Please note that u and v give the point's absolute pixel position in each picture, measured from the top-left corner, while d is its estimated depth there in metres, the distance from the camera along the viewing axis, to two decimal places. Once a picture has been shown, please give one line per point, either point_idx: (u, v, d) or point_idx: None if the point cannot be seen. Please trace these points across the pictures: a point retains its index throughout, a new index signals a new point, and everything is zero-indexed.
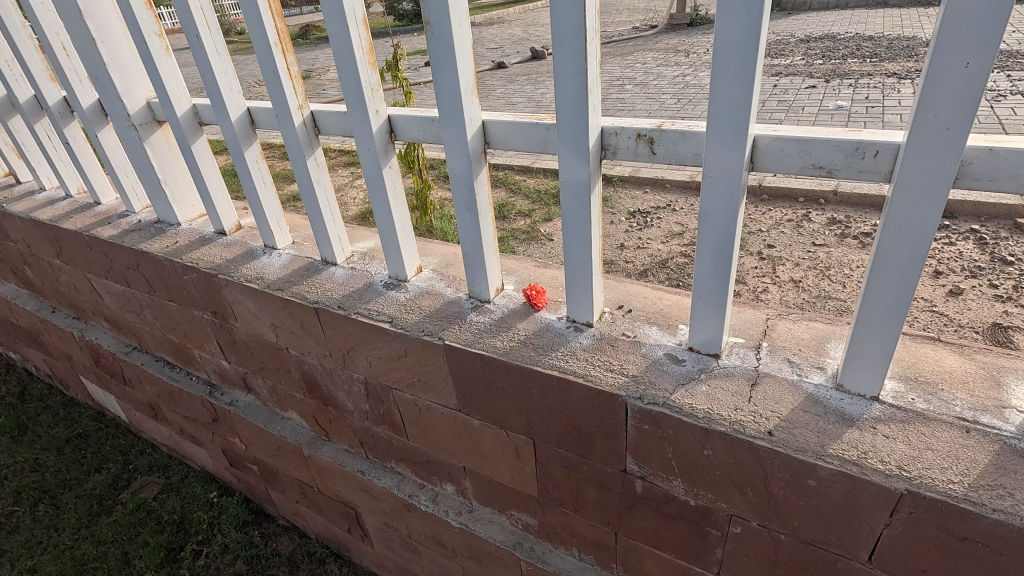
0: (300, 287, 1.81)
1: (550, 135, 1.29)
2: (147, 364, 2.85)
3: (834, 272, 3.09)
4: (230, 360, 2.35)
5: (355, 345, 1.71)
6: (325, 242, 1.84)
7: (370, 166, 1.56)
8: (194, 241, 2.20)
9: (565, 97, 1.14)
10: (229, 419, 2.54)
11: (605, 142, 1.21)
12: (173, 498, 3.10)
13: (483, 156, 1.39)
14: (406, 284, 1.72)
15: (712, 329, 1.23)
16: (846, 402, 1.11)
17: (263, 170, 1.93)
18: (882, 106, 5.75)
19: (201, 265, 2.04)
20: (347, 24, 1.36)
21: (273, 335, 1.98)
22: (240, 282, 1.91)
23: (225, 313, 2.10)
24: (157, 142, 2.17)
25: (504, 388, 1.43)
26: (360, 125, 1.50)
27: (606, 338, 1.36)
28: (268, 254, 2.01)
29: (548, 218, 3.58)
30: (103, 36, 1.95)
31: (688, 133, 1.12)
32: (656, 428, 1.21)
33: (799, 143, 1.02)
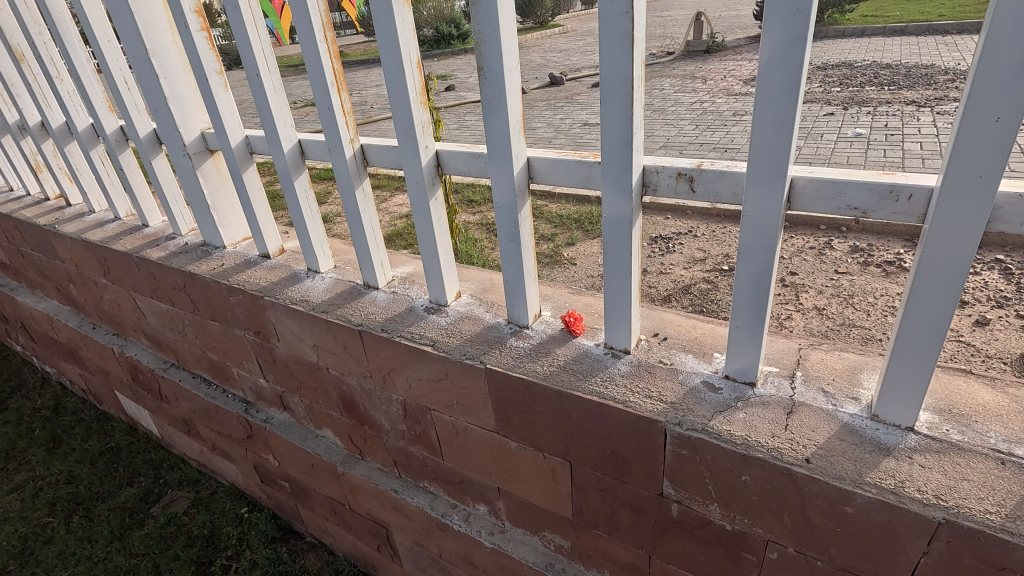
0: (343, 310, 1.89)
1: (593, 172, 1.36)
2: (184, 381, 2.95)
3: (858, 300, 3.13)
4: (268, 379, 2.43)
5: (396, 366, 1.78)
6: (368, 267, 1.93)
7: (416, 197, 1.65)
8: (240, 264, 2.31)
9: (610, 139, 1.22)
10: (263, 436, 2.62)
11: (647, 179, 1.28)
12: (203, 513, 3.17)
13: (527, 190, 1.47)
14: (446, 309, 1.79)
15: (748, 357, 1.27)
16: (882, 431, 1.15)
17: (310, 198, 2.03)
18: (901, 134, 5.80)
19: (247, 288, 2.13)
20: (403, 68, 1.46)
21: (314, 355, 2.06)
22: (286, 305, 2.00)
23: (268, 333, 2.18)
24: (208, 169, 2.29)
25: (543, 412, 1.48)
26: (410, 159, 1.59)
27: (643, 365, 1.42)
28: (311, 277, 2.11)
29: (572, 242, 3.65)
30: (166, 72, 2.09)
31: (728, 173, 1.19)
32: (695, 453, 1.26)
33: (834, 184, 1.08)
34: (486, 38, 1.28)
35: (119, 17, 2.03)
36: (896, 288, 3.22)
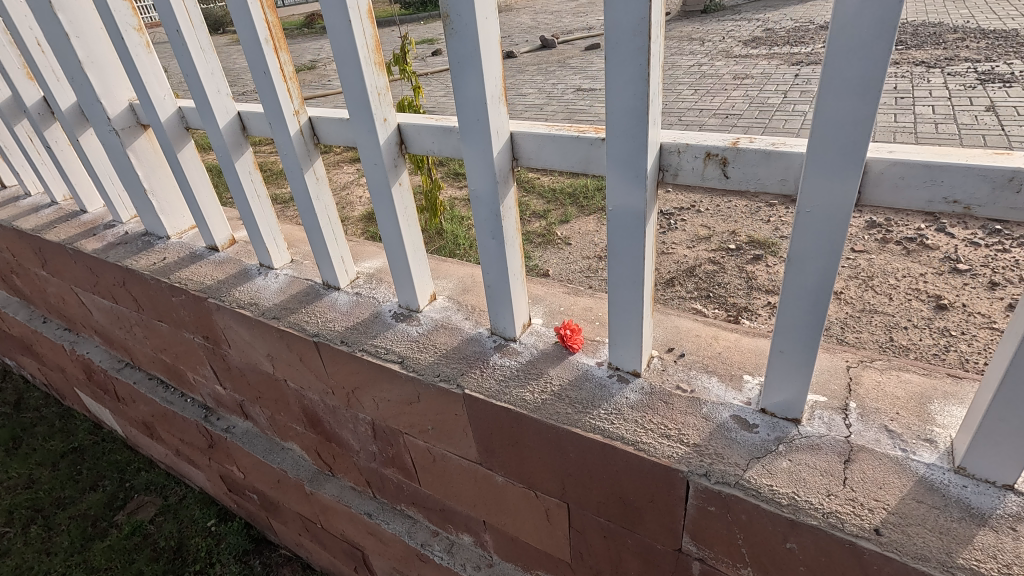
0: (298, 316, 1.60)
1: (594, 151, 1.06)
2: (140, 383, 2.67)
3: (879, 282, 2.85)
4: (225, 386, 2.15)
5: (361, 384, 1.50)
6: (326, 265, 1.63)
7: (376, 182, 1.34)
8: (184, 258, 1.99)
9: (619, 110, 0.92)
10: (225, 447, 2.35)
11: (665, 161, 0.98)
12: (170, 522, 2.93)
13: (511, 174, 1.17)
14: (418, 315, 1.50)
15: (793, 389, 1.00)
16: (971, 491, 0.89)
17: (257, 182, 1.71)
18: (912, 97, 5.45)
19: (190, 288, 1.83)
20: (349, 18, 1.13)
21: (270, 365, 1.78)
22: (232, 309, 1.70)
23: (217, 339, 1.89)
24: (141, 148, 1.95)
25: (535, 448, 1.22)
26: (366, 135, 1.27)
27: (658, 393, 1.14)
28: (263, 275, 1.81)
29: (566, 220, 3.33)
30: (78, 30, 1.73)
31: (774, 153, 0.89)
32: (726, 511, 1.00)
33: (928, 170, 0.79)
34: None
35: None
36: (921, 269, 2.93)
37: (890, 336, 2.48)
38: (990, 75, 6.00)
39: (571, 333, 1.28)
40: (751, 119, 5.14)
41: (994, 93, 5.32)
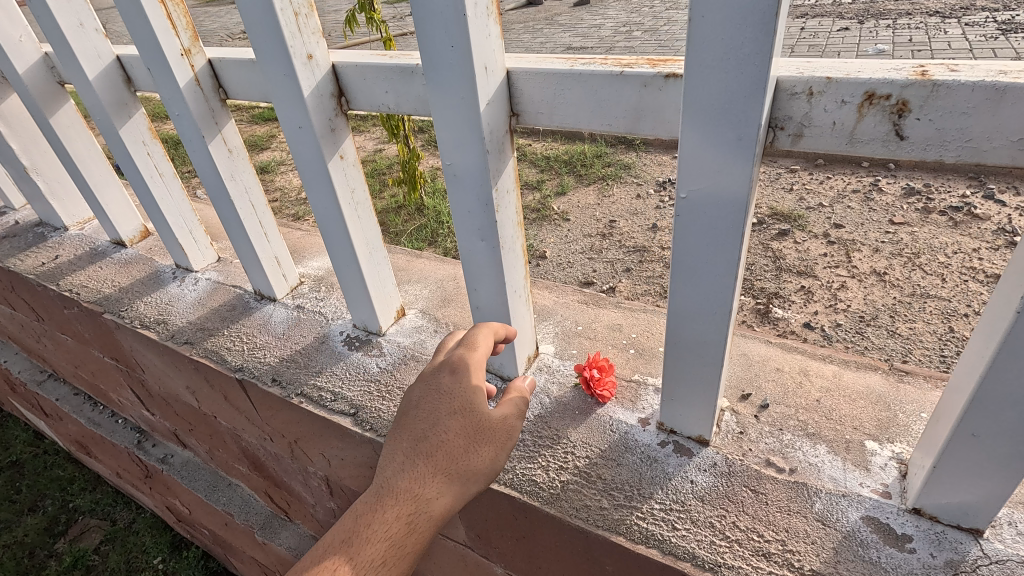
0: (219, 340, 1.18)
1: (648, 99, 0.63)
2: (63, 400, 2.23)
3: (926, 261, 2.30)
4: (153, 413, 1.74)
5: (305, 436, 1.10)
6: (255, 269, 1.20)
7: (305, 157, 0.90)
8: (81, 256, 1.54)
9: (713, 12, 0.49)
10: (163, 479, 1.95)
11: (780, 113, 0.56)
12: (116, 553, 2.53)
13: (507, 140, 0.74)
14: (380, 339, 1.09)
15: (978, 491, 0.62)
16: None
17: (157, 156, 1.25)
18: (930, 49, 4.97)
19: (82, 298, 1.39)
20: None
21: (194, 398, 1.36)
22: (133, 328, 1.27)
23: (128, 362, 1.47)
24: (12, 112, 1.47)
25: (552, 551, 0.83)
26: (281, 82, 0.83)
27: (738, 476, 0.75)
28: (178, 280, 1.37)
29: (562, 191, 2.87)
30: None
31: (1010, 88, 0.47)
32: None
33: None
34: None
35: None
36: (971, 242, 2.37)
37: (949, 326, 1.97)
38: (1013, 24, 5.47)
39: (596, 372, 0.87)
40: None
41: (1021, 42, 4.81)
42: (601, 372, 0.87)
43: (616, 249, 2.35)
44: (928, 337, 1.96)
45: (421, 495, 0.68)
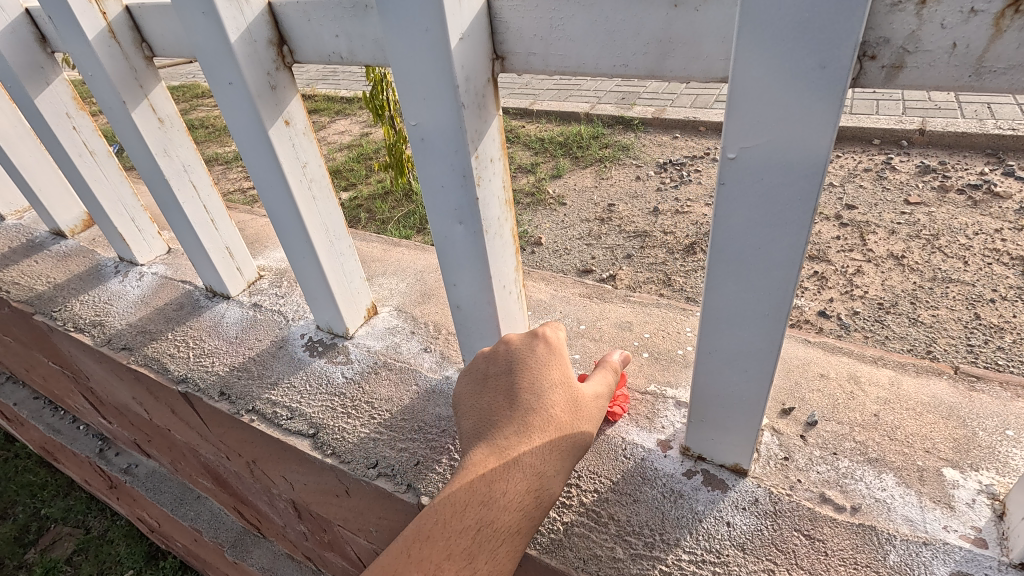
0: (161, 345, 1.01)
1: (679, 25, 0.46)
2: (22, 404, 2.06)
3: (947, 242, 2.08)
4: (110, 421, 1.57)
5: (261, 457, 0.94)
6: (203, 261, 1.03)
7: (243, 123, 0.73)
8: (17, 248, 1.36)
9: None
10: (128, 490, 1.79)
11: (873, 32, 0.39)
12: (88, 564, 2.39)
13: (490, 92, 0.57)
14: (349, 343, 0.93)
15: None
16: None
17: (86, 132, 1.08)
18: None
19: (12, 297, 1.22)
20: None
21: (143, 409, 1.20)
22: (66, 332, 1.10)
23: (71, 368, 1.30)
24: None
25: None
26: (203, 24, 0.65)
27: (786, 516, 0.59)
28: (121, 276, 1.20)
29: (557, 174, 2.69)
30: None
31: None
32: None
33: None
34: None
35: None
36: (992, 222, 2.15)
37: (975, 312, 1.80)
38: None
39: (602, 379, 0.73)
40: None
41: None
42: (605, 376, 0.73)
43: (616, 234, 2.19)
44: (951, 325, 1.75)
45: (530, 518, 0.57)
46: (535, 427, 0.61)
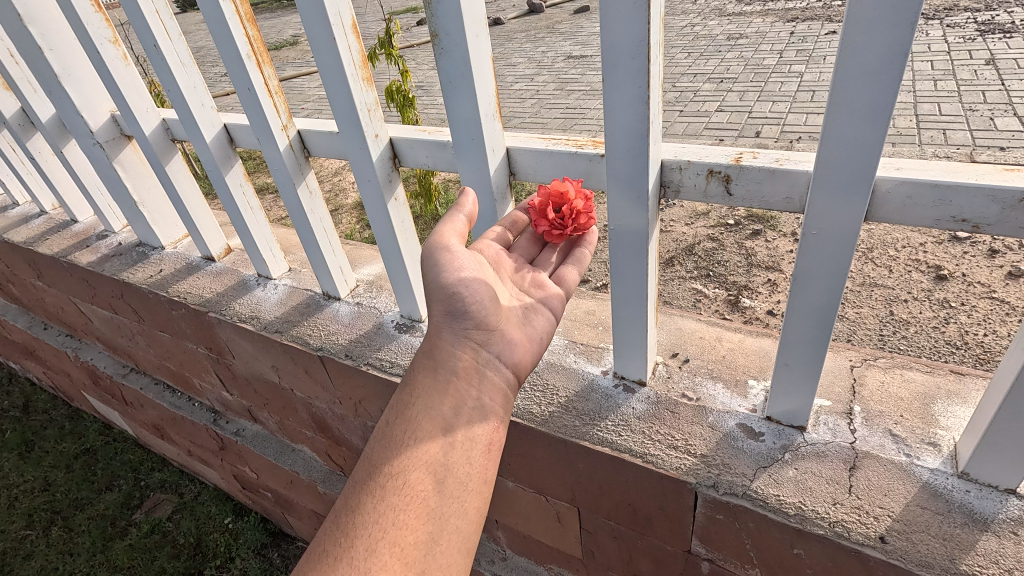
0: (301, 329, 1.60)
1: (594, 167, 1.04)
2: (145, 389, 2.65)
3: (878, 254, 2.49)
4: (232, 393, 2.17)
5: (367, 396, 1.51)
6: (325, 276, 1.61)
7: (371, 199, 1.32)
8: (181, 269, 1.97)
9: (616, 130, 0.90)
10: (236, 449, 2.39)
11: (666, 178, 0.97)
12: (187, 518, 3.00)
13: (509, 191, 1.16)
14: (421, 326, 1.51)
15: (798, 401, 1.00)
16: (975, 496, 0.91)
17: (248, 194, 1.68)
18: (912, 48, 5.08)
19: (188, 301, 1.82)
20: (334, 35, 1.09)
21: (275, 376, 1.79)
22: (233, 323, 1.70)
23: (220, 350, 1.90)
24: (128, 159, 1.90)
25: (544, 459, 1.25)
26: (356, 152, 1.25)
27: (664, 403, 1.15)
28: (262, 286, 1.80)
29: None
30: (51, 43, 1.66)
31: (778, 171, 0.87)
32: (733, 519, 1.02)
33: (936, 189, 0.77)
34: None
35: None
36: (920, 238, 2.60)
37: (890, 309, 2.20)
38: (990, 23, 5.46)
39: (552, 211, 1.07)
40: (748, 82, 4.77)
41: (994, 44, 4.92)
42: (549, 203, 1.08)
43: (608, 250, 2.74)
44: (869, 319, 2.17)
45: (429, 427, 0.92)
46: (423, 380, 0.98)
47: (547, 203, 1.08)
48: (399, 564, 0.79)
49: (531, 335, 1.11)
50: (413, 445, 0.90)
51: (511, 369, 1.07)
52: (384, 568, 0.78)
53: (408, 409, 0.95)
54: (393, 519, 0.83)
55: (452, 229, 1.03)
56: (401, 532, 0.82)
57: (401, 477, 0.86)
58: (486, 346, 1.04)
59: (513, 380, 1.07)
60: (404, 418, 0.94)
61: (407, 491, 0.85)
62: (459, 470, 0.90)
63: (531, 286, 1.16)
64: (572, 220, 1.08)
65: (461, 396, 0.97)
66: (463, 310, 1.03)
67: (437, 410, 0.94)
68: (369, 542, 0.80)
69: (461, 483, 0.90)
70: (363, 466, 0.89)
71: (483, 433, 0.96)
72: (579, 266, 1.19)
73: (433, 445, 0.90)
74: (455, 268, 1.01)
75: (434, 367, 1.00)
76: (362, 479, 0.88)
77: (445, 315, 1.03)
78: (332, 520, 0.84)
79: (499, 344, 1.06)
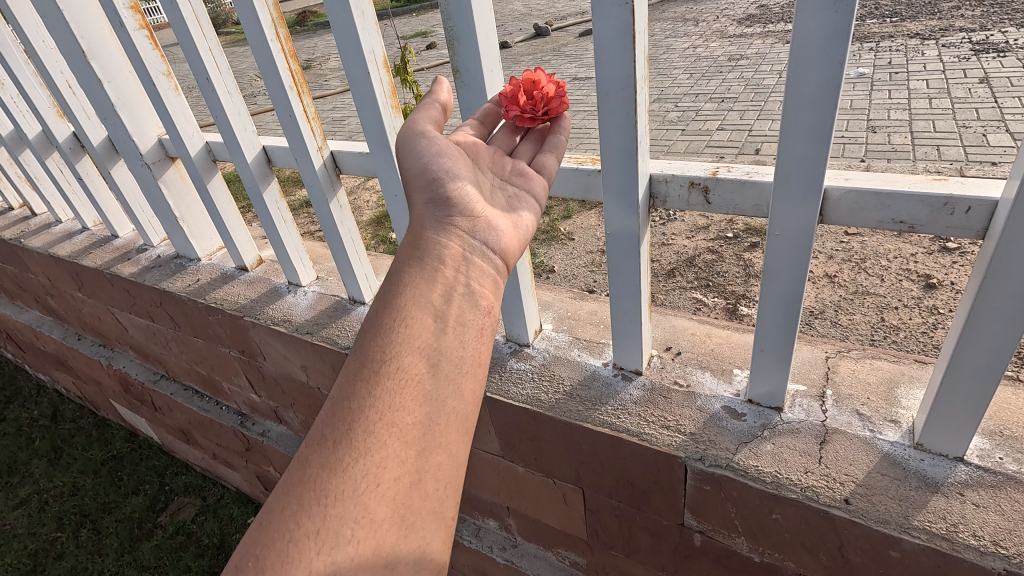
0: (330, 330, 1.77)
1: (592, 180, 1.22)
2: (175, 394, 2.80)
3: (871, 264, 2.54)
4: (260, 394, 2.33)
5: None
6: (352, 281, 1.78)
7: (397, 210, 1.49)
8: (216, 278, 2.15)
9: (611, 149, 1.07)
10: (262, 449, 2.53)
11: (655, 189, 1.13)
12: (211, 520, 3.11)
13: None
14: None
15: (774, 382, 1.15)
16: (927, 463, 1.04)
17: (283, 209, 1.86)
18: (907, 68, 5.22)
19: (225, 307, 1.99)
20: (368, 70, 1.26)
21: (304, 375, 1.95)
22: (267, 325, 1.86)
23: (253, 352, 2.05)
24: (171, 179, 2.09)
25: (551, 441, 1.39)
26: (385, 169, 1.42)
27: (658, 389, 1.29)
28: (292, 292, 1.96)
29: (568, 215, 3.41)
30: (109, 75, 1.86)
31: (748, 182, 1.03)
32: (719, 488, 1.17)
33: (877, 196, 0.92)
34: (461, 35, 1.10)
35: (48, 17, 1.79)
36: (910, 248, 2.62)
37: (881, 316, 2.24)
38: (985, 43, 5.61)
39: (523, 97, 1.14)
40: (747, 102, 4.93)
41: (989, 63, 5.07)
42: (517, 90, 1.14)
43: None
44: (861, 325, 2.21)
45: (417, 315, 0.94)
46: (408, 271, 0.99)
47: (517, 90, 1.14)
48: (399, 442, 0.83)
49: (517, 224, 1.13)
50: (404, 330, 0.91)
51: (498, 256, 1.08)
52: (384, 446, 0.82)
53: (396, 298, 0.95)
54: (389, 403, 0.85)
55: (428, 118, 1.13)
56: (398, 414, 0.85)
57: (395, 364, 0.88)
58: (472, 234, 1.06)
59: (503, 266, 1.09)
60: (392, 306, 0.94)
61: (402, 377, 0.88)
62: (451, 354, 0.93)
63: (513, 174, 1.19)
64: (543, 103, 1.16)
65: (449, 283, 0.99)
66: (444, 197, 1.07)
67: (427, 298, 0.96)
68: (367, 425, 0.83)
69: (453, 367, 0.93)
70: (354, 355, 0.90)
71: (473, 317, 0.98)
72: (556, 153, 1.20)
73: (424, 332, 0.92)
74: (433, 152, 1.08)
75: (418, 255, 1.01)
76: (354, 368, 0.88)
77: (428, 204, 1.07)
78: (328, 408, 0.86)
79: (486, 232, 1.08)
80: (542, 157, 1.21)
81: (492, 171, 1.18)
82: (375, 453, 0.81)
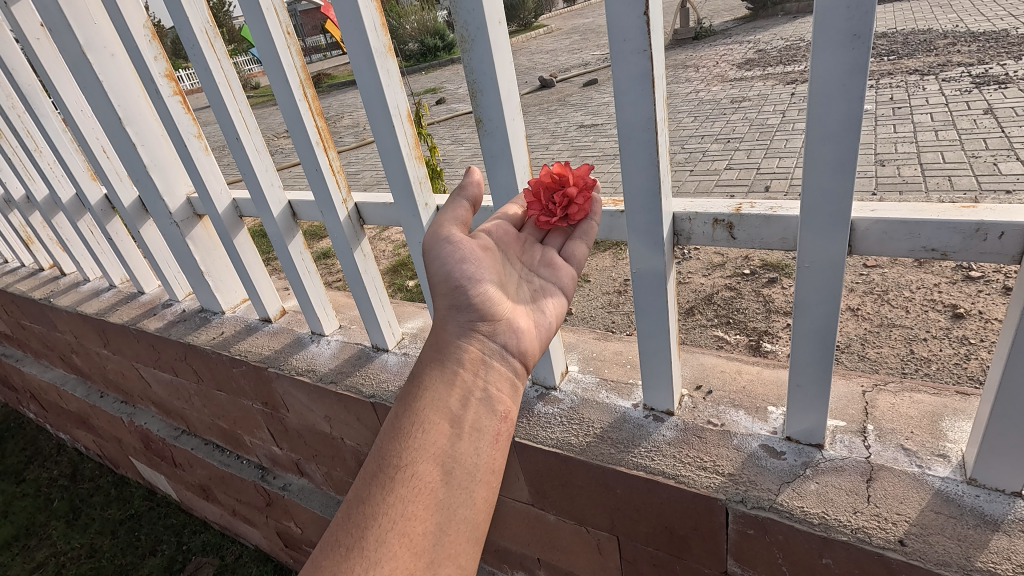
0: (354, 379, 1.76)
1: (615, 221, 1.23)
2: (195, 449, 2.78)
3: (895, 296, 2.51)
4: (282, 447, 2.30)
5: None
6: (375, 329, 1.78)
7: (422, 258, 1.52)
8: (240, 330, 2.17)
9: (634, 189, 1.08)
10: (282, 503, 2.48)
11: (678, 227, 1.14)
12: None
13: None
14: None
15: (814, 417, 1.12)
16: (984, 499, 1.00)
17: (307, 259, 1.89)
18: (910, 103, 5.30)
19: (250, 359, 2.00)
20: (393, 123, 1.31)
21: (327, 426, 1.93)
22: (292, 376, 1.87)
23: (276, 404, 2.05)
24: (198, 235, 2.15)
25: (584, 487, 1.35)
26: (410, 218, 1.46)
27: (691, 429, 1.26)
28: (316, 342, 1.98)
29: None
30: (143, 139, 1.95)
31: (773, 217, 1.04)
32: (763, 533, 1.12)
33: (906, 225, 0.92)
34: (483, 87, 1.14)
35: (86, 88, 1.89)
36: (933, 279, 2.59)
37: (909, 348, 2.19)
38: (985, 76, 5.70)
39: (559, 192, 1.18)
40: (753, 141, 5.00)
41: (991, 95, 5.13)
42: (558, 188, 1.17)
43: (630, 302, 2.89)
44: (891, 358, 2.15)
45: (435, 421, 0.98)
46: (428, 375, 1.04)
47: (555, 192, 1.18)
48: (408, 552, 0.85)
49: (538, 323, 1.19)
50: (422, 435, 0.95)
51: (518, 358, 1.14)
52: (395, 556, 0.83)
53: (414, 403, 1.00)
54: (402, 509, 0.88)
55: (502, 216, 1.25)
56: (409, 523, 0.87)
57: (409, 469, 0.92)
58: (492, 337, 1.12)
59: (521, 368, 1.14)
60: (411, 411, 0.99)
61: (416, 482, 0.91)
62: (465, 461, 0.97)
63: (541, 265, 1.27)
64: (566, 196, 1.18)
65: (468, 386, 1.04)
66: (467, 303, 1.12)
67: (443, 403, 1.00)
68: (379, 532, 0.85)
69: (463, 474, 0.96)
70: (372, 459, 0.94)
71: (489, 423, 1.02)
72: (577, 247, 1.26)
73: (439, 438, 0.96)
74: (457, 258, 1.12)
75: (441, 359, 1.06)
76: (370, 473, 0.93)
77: (460, 297, 1.11)
78: (344, 513, 0.89)
79: (509, 337, 1.13)
80: (571, 244, 1.27)
81: (521, 262, 1.25)
82: (386, 563, 0.83)
